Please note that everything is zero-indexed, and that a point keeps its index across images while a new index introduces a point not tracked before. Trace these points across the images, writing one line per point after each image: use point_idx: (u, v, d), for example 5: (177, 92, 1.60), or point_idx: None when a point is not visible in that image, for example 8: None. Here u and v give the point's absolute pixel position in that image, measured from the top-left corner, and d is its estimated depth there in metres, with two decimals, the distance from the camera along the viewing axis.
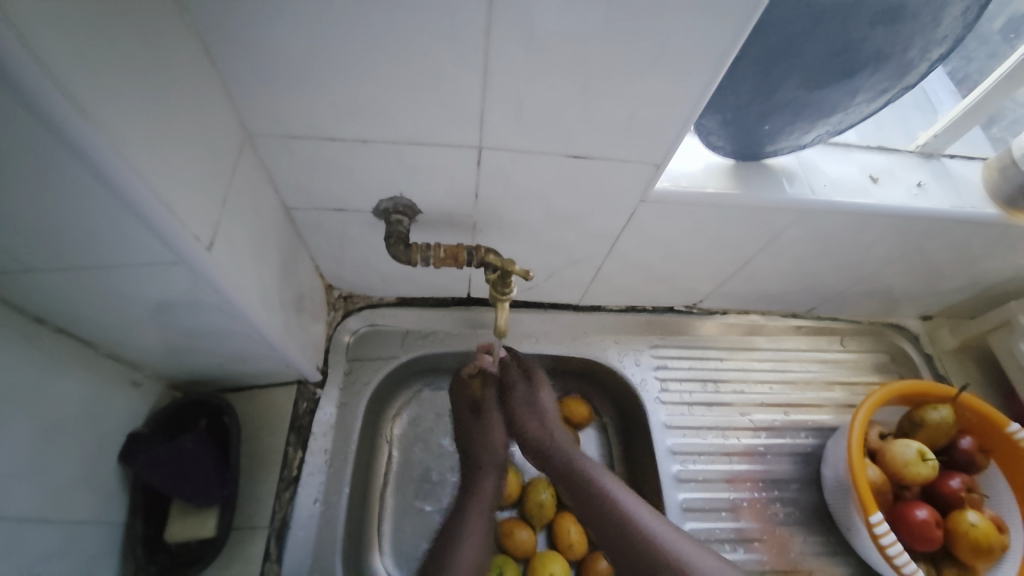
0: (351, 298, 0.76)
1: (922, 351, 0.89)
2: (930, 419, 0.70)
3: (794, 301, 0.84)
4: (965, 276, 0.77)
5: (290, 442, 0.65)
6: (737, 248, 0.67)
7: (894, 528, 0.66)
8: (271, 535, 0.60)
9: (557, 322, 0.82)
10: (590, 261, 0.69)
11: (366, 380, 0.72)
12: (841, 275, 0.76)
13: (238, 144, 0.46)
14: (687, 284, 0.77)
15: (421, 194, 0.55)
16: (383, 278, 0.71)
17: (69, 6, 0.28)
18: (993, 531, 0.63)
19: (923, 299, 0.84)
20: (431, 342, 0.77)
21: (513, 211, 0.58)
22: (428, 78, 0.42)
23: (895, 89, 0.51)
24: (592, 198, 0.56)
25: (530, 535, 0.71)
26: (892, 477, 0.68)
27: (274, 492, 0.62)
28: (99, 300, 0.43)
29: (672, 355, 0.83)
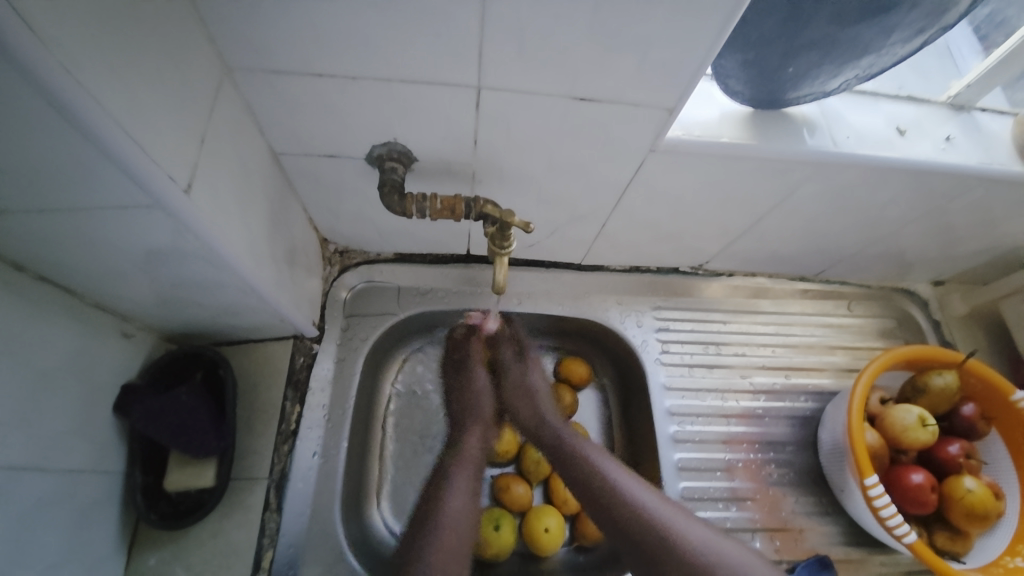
0: (347, 254, 0.74)
1: (930, 317, 0.87)
2: (933, 385, 0.69)
3: (803, 264, 0.81)
4: (984, 239, 0.74)
5: (288, 396, 0.65)
6: (749, 205, 0.64)
7: (889, 492, 0.67)
8: (270, 485, 0.60)
9: (558, 282, 0.80)
10: (593, 217, 0.66)
11: (363, 337, 0.71)
12: (855, 236, 0.73)
13: (216, 79, 0.43)
14: (693, 244, 0.74)
15: (417, 140, 0.52)
16: (379, 232, 0.69)
17: None
18: (988, 497, 0.63)
19: (937, 263, 0.81)
20: (429, 300, 0.75)
21: (513, 161, 0.55)
22: (421, 5, 0.38)
23: (934, 29, 0.46)
24: (598, 147, 0.53)
25: (527, 490, 0.73)
26: (890, 441, 0.68)
27: (273, 445, 0.62)
28: (76, 247, 0.41)
29: (674, 317, 0.82)
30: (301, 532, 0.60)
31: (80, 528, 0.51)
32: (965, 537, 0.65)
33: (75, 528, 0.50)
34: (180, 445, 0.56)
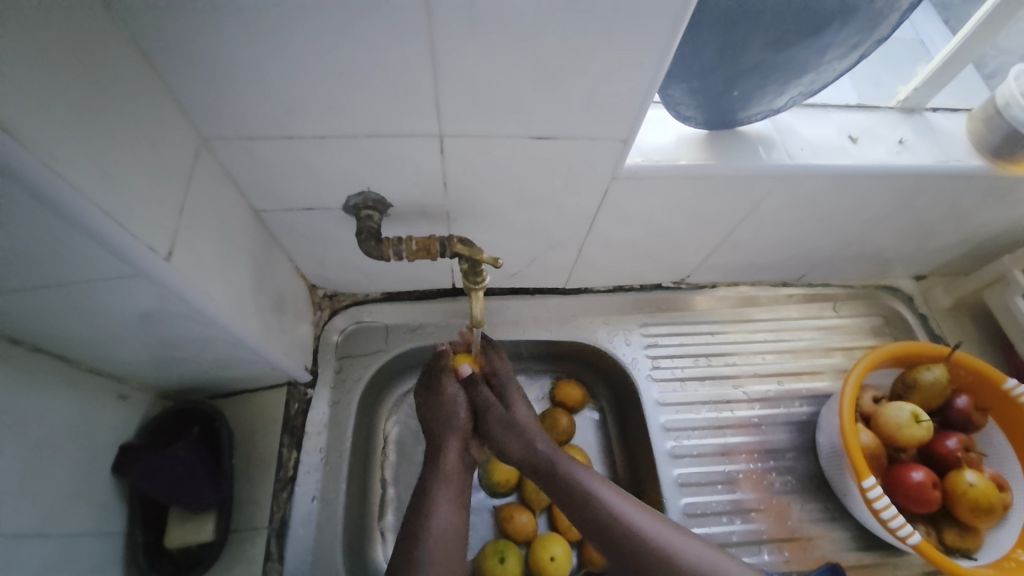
0: (336, 297, 0.76)
1: (917, 311, 0.87)
2: (923, 380, 0.69)
3: (783, 270, 0.83)
4: (956, 231, 0.75)
5: (284, 443, 0.66)
6: (718, 219, 0.66)
7: (891, 492, 0.66)
8: (271, 534, 0.61)
9: (545, 307, 0.81)
10: (570, 243, 0.68)
11: (356, 377, 0.72)
12: (829, 240, 0.75)
13: (194, 151, 0.46)
14: (671, 260, 0.76)
15: (389, 187, 0.54)
16: (365, 275, 0.71)
17: None
18: (992, 490, 0.62)
19: (915, 258, 0.82)
20: (419, 336, 0.77)
21: (484, 198, 0.57)
22: (374, 71, 0.41)
23: (866, 45, 0.49)
24: (563, 179, 0.55)
25: (530, 518, 0.72)
26: (886, 440, 0.67)
27: (272, 492, 0.63)
28: (69, 319, 0.44)
29: (662, 332, 0.83)
30: None
31: None
32: (974, 532, 0.64)
33: None
34: (179, 500, 0.57)
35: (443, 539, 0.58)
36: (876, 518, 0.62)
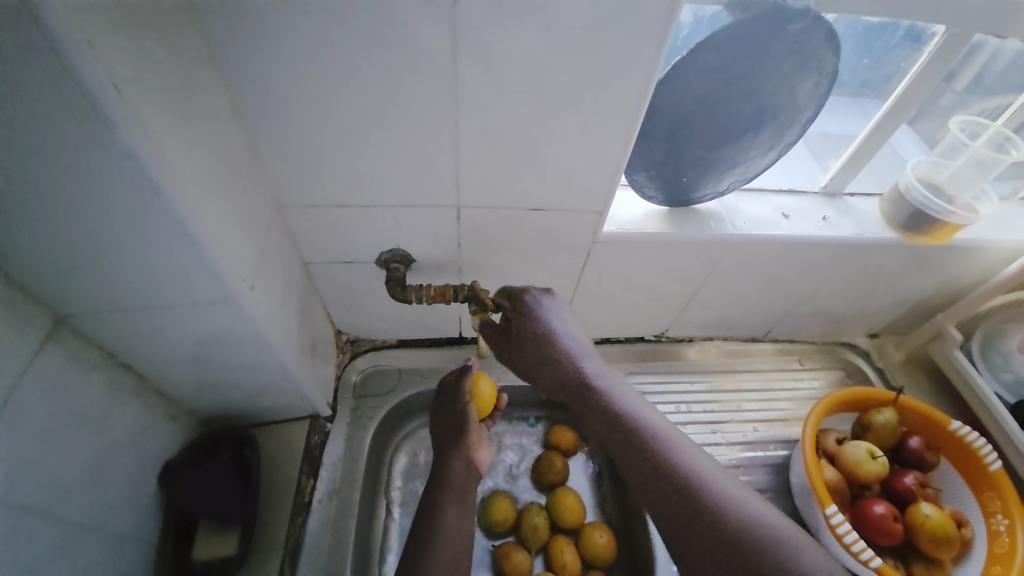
0: (357, 342, 0.87)
1: (875, 365, 0.96)
2: (876, 421, 0.75)
3: (749, 326, 0.94)
4: (891, 295, 0.87)
5: (303, 471, 0.73)
6: (683, 279, 0.79)
7: (858, 527, 0.69)
8: (286, 556, 0.65)
9: None
10: (560, 297, 0.80)
11: (370, 415, 0.81)
12: (783, 299, 0.87)
13: (271, 213, 0.60)
14: (649, 315, 0.88)
15: (414, 244, 0.68)
16: (386, 322, 0.83)
17: (181, 120, 0.42)
18: (948, 521, 0.66)
19: (864, 317, 0.94)
20: (426, 378, 0.87)
21: (489, 256, 0.71)
22: (414, 156, 0.57)
23: (780, 147, 0.65)
24: (551, 241, 0.69)
25: (526, 556, 0.76)
26: (849, 477, 0.72)
27: (289, 516, 0.68)
28: (158, 337, 0.54)
29: (645, 380, 0.92)
30: None
31: None
32: (941, 566, 0.67)
33: None
34: (208, 514, 0.63)
35: (456, 535, 0.65)
36: (841, 545, 0.66)
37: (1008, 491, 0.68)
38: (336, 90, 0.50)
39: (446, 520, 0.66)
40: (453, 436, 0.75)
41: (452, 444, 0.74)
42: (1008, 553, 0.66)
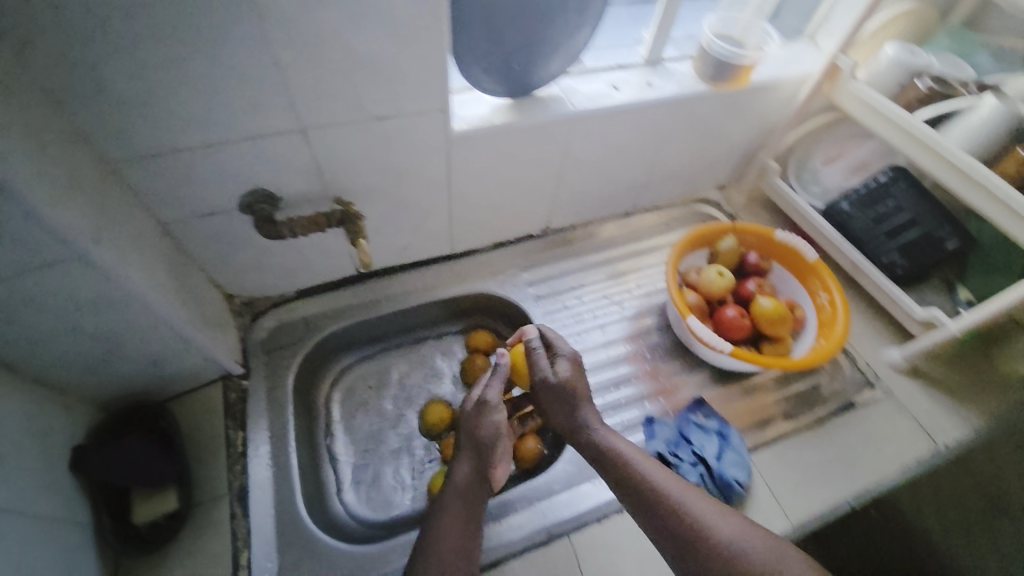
0: (253, 304, 0.87)
1: (725, 211, 1.10)
2: (721, 248, 0.90)
3: (618, 202, 1.04)
4: (724, 146, 1.00)
5: (229, 425, 0.75)
6: (544, 166, 0.86)
7: (718, 332, 0.85)
8: (233, 498, 0.69)
9: (440, 272, 0.97)
10: (439, 209, 0.84)
11: (286, 364, 0.83)
12: (637, 169, 0.98)
13: (103, 171, 0.57)
14: (527, 210, 0.95)
15: (272, 180, 0.68)
16: (276, 272, 0.83)
17: None
18: (779, 305, 0.82)
19: (710, 172, 1.07)
20: (335, 318, 0.90)
21: (354, 180, 0.72)
22: (239, 80, 0.56)
23: (591, 20, 0.72)
24: (408, 150, 0.72)
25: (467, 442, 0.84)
26: (706, 297, 0.87)
27: (227, 466, 0.71)
28: (18, 313, 0.53)
29: (538, 272, 0.99)
30: (271, 525, 0.68)
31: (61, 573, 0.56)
32: (782, 342, 0.83)
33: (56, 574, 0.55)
34: (139, 481, 0.64)
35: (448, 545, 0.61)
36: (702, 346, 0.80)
37: (823, 271, 0.84)
38: (120, 17, 0.46)
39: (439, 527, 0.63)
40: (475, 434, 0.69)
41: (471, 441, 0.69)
42: (829, 316, 0.82)
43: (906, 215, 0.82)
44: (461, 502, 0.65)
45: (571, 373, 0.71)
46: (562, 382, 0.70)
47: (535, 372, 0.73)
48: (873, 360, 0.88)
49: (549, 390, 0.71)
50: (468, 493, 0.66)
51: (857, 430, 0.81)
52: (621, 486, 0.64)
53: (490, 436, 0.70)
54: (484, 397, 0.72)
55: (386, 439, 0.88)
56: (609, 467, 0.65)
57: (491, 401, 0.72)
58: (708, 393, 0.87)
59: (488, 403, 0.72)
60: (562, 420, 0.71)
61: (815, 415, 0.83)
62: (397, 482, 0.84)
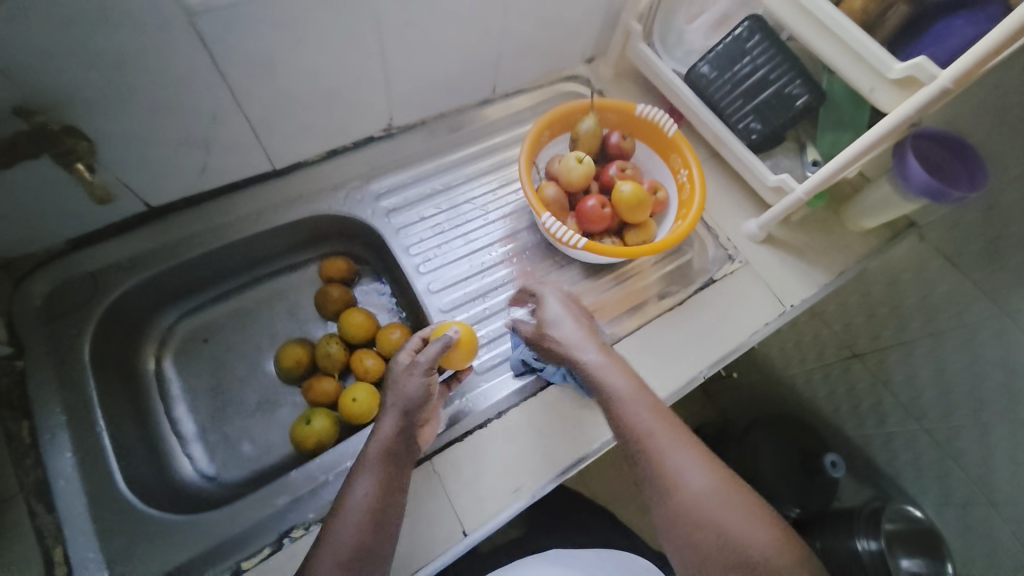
0: (13, 266, 0.68)
1: (594, 88, 0.99)
2: (582, 130, 0.80)
3: (472, 87, 0.89)
4: (579, 6, 0.86)
5: (6, 416, 0.60)
6: (355, 43, 0.68)
7: (579, 224, 0.79)
8: (29, 496, 0.58)
9: (266, 194, 0.79)
10: (227, 114, 0.66)
11: (77, 332, 0.67)
12: (484, 42, 0.82)
13: None
14: (356, 106, 0.78)
15: None
16: (20, 221, 0.63)
17: None
18: (639, 189, 0.77)
19: (573, 42, 0.94)
20: (135, 269, 0.72)
21: (60, 77, 0.52)
22: None
23: None
24: (128, 29, 0.52)
25: (330, 382, 0.77)
26: (565, 188, 0.80)
27: (12, 463, 0.58)
28: None
29: (389, 179, 0.85)
30: (88, 515, 0.59)
31: None
32: (643, 227, 0.81)
33: None
34: None
35: (363, 509, 0.55)
36: (558, 244, 0.75)
37: (684, 146, 0.79)
38: None
39: (355, 494, 0.56)
40: (394, 388, 0.63)
41: (391, 395, 0.62)
42: (689, 194, 0.80)
43: (760, 72, 0.77)
44: (384, 467, 0.57)
45: (564, 306, 0.69)
46: (559, 319, 0.67)
47: (540, 312, 0.69)
48: (733, 233, 0.89)
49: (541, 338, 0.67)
50: (394, 458, 0.58)
51: (716, 305, 0.83)
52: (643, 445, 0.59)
53: (417, 395, 0.61)
54: (413, 359, 0.63)
55: (239, 393, 0.78)
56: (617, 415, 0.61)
57: (421, 363, 0.63)
58: (582, 288, 0.84)
59: (416, 365, 0.63)
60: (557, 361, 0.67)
61: (677, 296, 0.84)
62: (262, 434, 0.76)
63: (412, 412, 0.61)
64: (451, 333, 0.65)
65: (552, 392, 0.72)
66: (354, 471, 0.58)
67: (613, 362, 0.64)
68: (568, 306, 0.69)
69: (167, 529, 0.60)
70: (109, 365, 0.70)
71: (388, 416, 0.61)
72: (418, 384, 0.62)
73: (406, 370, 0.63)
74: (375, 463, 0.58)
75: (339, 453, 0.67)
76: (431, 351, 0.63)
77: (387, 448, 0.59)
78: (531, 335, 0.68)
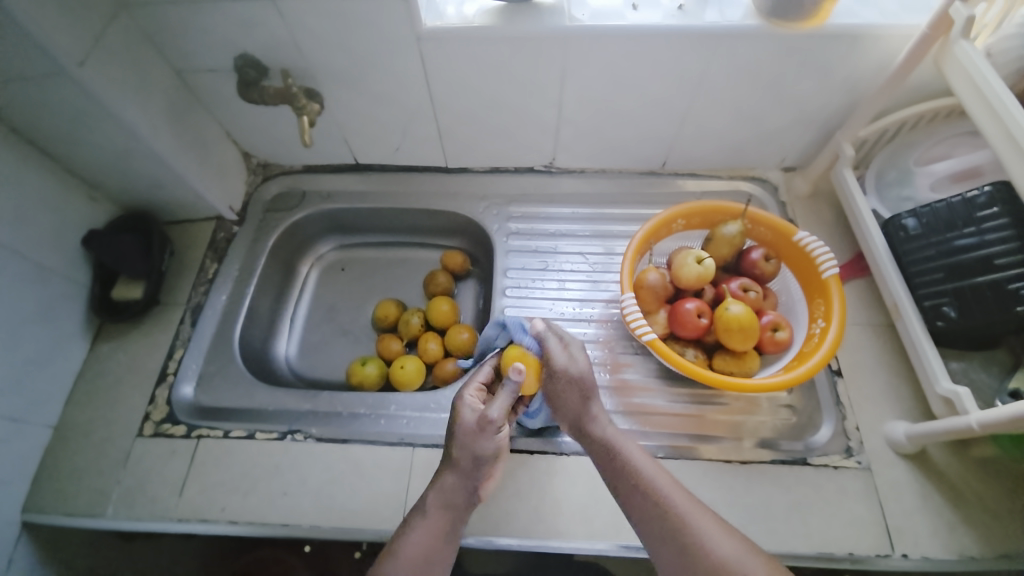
0: (268, 167, 0.97)
1: (777, 199, 0.89)
2: (722, 232, 0.74)
3: (640, 155, 0.90)
4: (786, 109, 0.79)
5: (208, 256, 0.89)
6: (537, 88, 0.78)
7: (668, 321, 0.73)
8: (186, 309, 0.84)
9: (432, 182, 0.96)
10: (423, 113, 0.83)
11: (274, 225, 0.93)
12: (663, 118, 0.82)
13: (115, 10, 0.66)
14: (524, 138, 0.88)
15: (258, 47, 0.73)
16: (281, 143, 0.91)
17: None
18: (750, 316, 0.67)
19: (771, 145, 0.86)
20: (327, 199, 0.95)
21: (329, 59, 0.74)
22: None
23: None
24: (375, 40, 0.71)
25: (397, 344, 0.88)
26: (672, 282, 0.75)
27: (193, 286, 0.86)
28: (39, 112, 0.66)
29: (527, 207, 0.93)
30: (207, 342, 0.81)
31: (52, 318, 0.74)
32: (739, 358, 0.70)
33: (46, 317, 0.73)
34: (123, 269, 0.80)
35: (420, 554, 0.56)
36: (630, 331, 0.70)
37: (833, 295, 0.67)
38: None
39: (412, 541, 0.56)
40: (462, 446, 0.59)
41: (457, 449, 0.59)
42: (812, 349, 0.66)
43: (983, 251, 0.59)
44: (443, 520, 0.58)
45: (583, 364, 0.63)
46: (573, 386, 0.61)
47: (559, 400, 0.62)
48: (867, 426, 0.69)
49: (565, 380, 0.62)
50: (451, 510, 0.59)
51: (790, 490, 0.66)
52: (644, 515, 0.55)
53: (490, 454, 0.59)
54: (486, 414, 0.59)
55: (342, 317, 0.96)
56: (625, 492, 0.57)
57: (491, 418, 0.58)
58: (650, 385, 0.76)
59: (489, 423, 0.58)
60: (563, 417, 0.63)
61: (756, 454, 0.68)
62: (337, 355, 0.92)
63: (481, 470, 0.60)
64: (514, 378, 0.56)
65: (550, 465, 0.69)
66: (412, 516, 0.59)
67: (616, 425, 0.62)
68: (582, 379, 0.62)
69: (237, 380, 0.78)
70: (282, 255, 0.94)
71: (455, 473, 0.59)
72: (492, 443, 0.59)
73: (482, 429, 0.59)
74: (435, 513, 0.58)
75: (360, 398, 0.76)
76: (501, 403, 0.58)
77: (450, 502, 0.59)
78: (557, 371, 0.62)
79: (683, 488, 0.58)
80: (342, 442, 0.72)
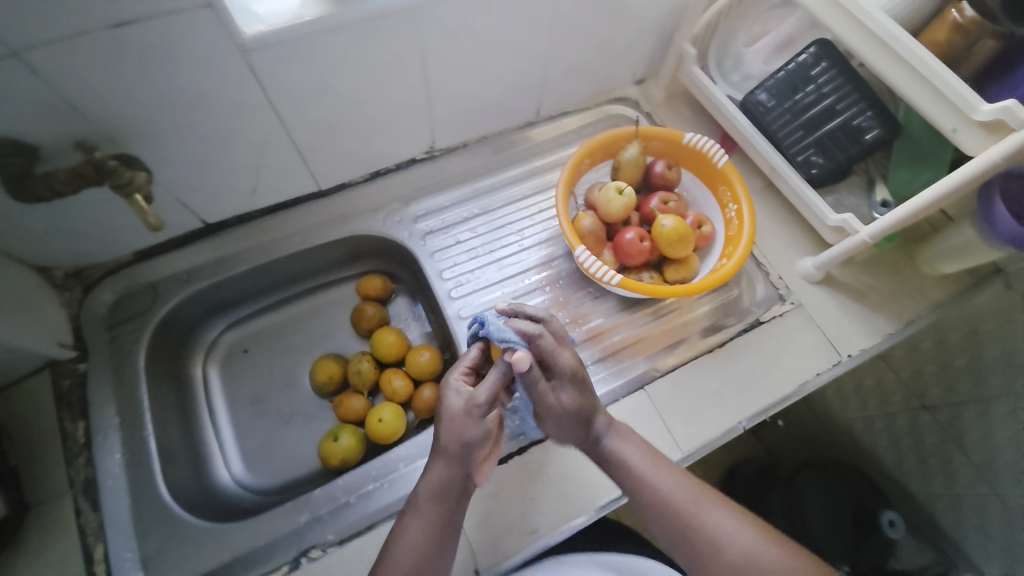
0: (83, 274, 0.73)
1: (643, 111, 0.95)
2: (625, 158, 0.77)
3: (516, 109, 0.88)
4: (628, 26, 0.83)
5: (65, 417, 0.66)
6: (400, 73, 0.70)
7: (616, 256, 0.76)
8: (76, 495, 0.63)
9: (311, 213, 0.82)
10: (275, 139, 0.69)
11: (134, 340, 0.71)
12: (529, 67, 0.81)
13: None
14: (399, 130, 0.79)
15: (8, 126, 0.52)
16: (94, 238, 0.69)
17: None
18: (682, 224, 0.73)
19: (623, 63, 0.90)
20: (191, 282, 0.76)
21: (127, 111, 0.56)
22: None
23: None
24: (185, 69, 0.55)
25: (359, 399, 0.77)
26: (603, 219, 0.77)
27: (67, 462, 0.64)
28: None
29: (428, 202, 0.86)
30: (130, 516, 0.63)
31: None
32: (685, 263, 0.76)
33: None
34: None
35: (412, 552, 0.54)
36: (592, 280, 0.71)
37: (732, 179, 0.76)
38: None
39: (402, 539, 0.55)
40: (445, 432, 0.58)
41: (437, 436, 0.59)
42: (735, 231, 0.75)
43: (825, 102, 0.71)
44: (433, 513, 0.56)
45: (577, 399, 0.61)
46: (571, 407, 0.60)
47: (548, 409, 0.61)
48: (786, 273, 0.83)
49: (559, 417, 0.61)
50: (444, 504, 0.57)
51: (761, 350, 0.77)
52: (654, 520, 0.59)
53: (476, 439, 0.58)
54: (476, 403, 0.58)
55: (277, 400, 0.81)
56: (635, 492, 0.59)
57: (481, 401, 0.59)
58: (617, 321, 0.80)
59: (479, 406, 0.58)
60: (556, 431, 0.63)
61: (713, 339, 0.78)
62: (296, 445, 0.78)
63: (466, 462, 0.58)
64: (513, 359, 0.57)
65: None
66: (405, 512, 0.58)
67: (623, 435, 0.63)
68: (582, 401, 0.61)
69: (198, 534, 0.63)
70: (162, 370, 0.74)
71: (439, 460, 0.58)
72: (477, 428, 0.58)
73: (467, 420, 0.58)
74: (426, 508, 0.56)
75: (360, 474, 0.68)
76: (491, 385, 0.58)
77: (436, 494, 0.57)
78: (548, 411, 0.61)
79: (689, 480, 0.61)
80: (368, 529, 0.63)
